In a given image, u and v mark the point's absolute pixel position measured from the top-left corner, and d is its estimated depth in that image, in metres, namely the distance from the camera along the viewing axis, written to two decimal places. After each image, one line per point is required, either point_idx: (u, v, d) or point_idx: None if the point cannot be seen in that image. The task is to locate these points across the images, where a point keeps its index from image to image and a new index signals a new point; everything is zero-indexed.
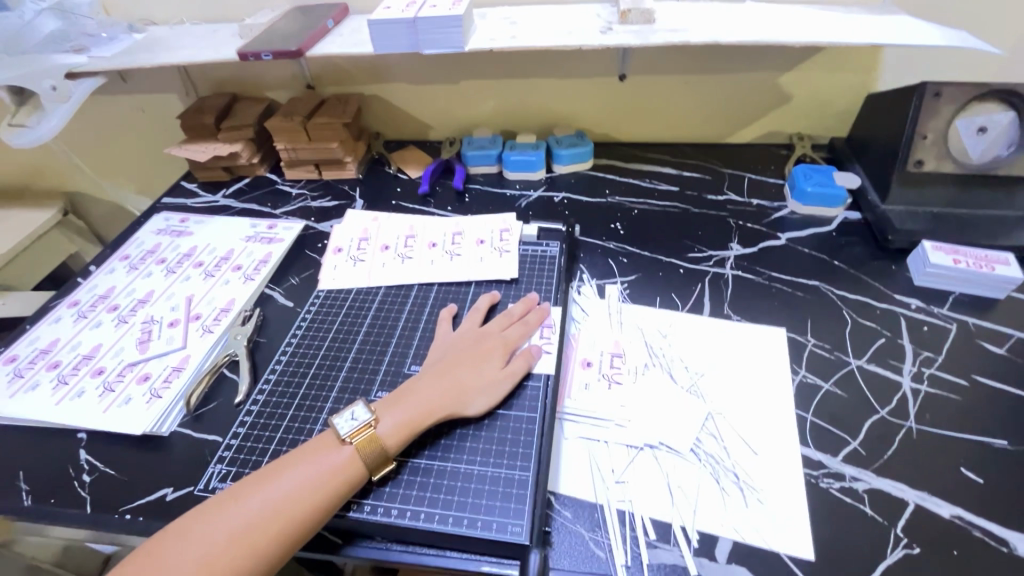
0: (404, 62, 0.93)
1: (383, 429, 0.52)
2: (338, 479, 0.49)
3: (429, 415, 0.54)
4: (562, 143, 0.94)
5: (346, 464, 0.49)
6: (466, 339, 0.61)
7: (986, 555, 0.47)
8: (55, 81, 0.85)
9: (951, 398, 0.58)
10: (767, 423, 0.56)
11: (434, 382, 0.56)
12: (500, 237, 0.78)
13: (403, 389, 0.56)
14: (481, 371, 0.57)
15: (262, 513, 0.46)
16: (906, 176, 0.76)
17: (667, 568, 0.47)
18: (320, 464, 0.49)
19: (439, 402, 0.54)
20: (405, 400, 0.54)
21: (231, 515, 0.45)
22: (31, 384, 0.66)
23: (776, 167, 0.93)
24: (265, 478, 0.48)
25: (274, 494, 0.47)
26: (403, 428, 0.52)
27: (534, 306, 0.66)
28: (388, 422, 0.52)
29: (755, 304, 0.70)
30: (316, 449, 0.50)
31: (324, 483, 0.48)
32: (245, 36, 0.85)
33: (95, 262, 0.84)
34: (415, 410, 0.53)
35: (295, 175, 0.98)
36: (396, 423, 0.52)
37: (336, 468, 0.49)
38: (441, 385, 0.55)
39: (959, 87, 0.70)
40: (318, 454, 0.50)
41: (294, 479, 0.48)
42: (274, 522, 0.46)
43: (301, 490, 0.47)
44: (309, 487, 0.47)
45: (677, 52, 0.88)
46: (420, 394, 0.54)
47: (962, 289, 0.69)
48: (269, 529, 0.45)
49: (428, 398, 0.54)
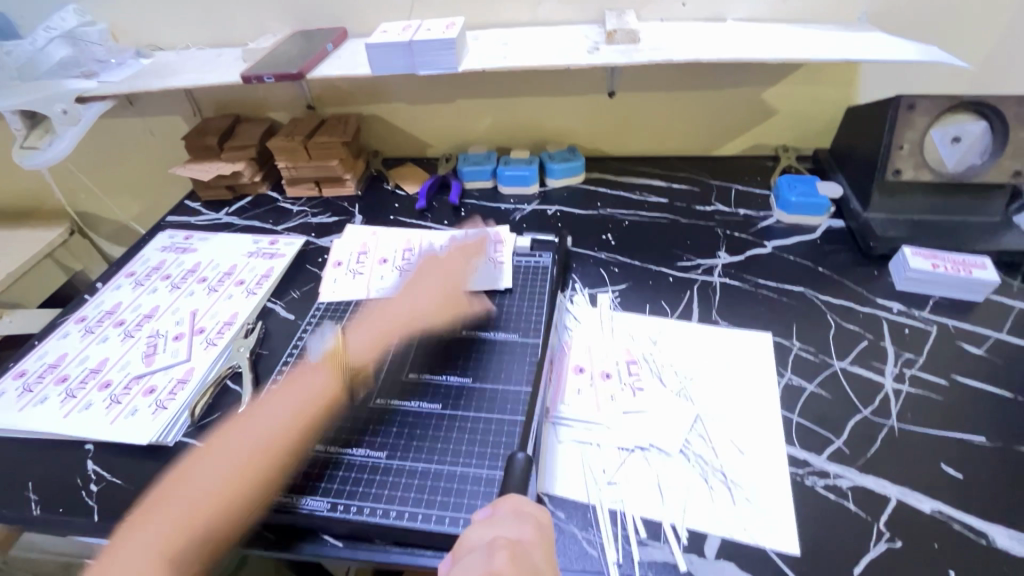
0: (402, 82, 0.97)
1: (352, 344, 0.68)
2: (318, 396, 0.61)
3: (395, 327, 0.70)
4: (555, 158, 0.97)
5: (321, 382, 0.63)
6: (423, 267, 0.79)
7: (966, 547, 0.48)
8: (66, 105, 0.88)
9: (932, 397, 0.60)
10: (754, 425, 0.58)
11: (394, 313, 0.72)
12: (494, 248, 0.81)
13: (372, 315, 0.73)
14: (440, 287, 0.75)
15: (253, 442, 0.56)
16: (884, 184, 0.78)
17: (658, 565, 0.48)
18: (298, 393, 0.61)
19: (408, 309, 0.72)
20: (367, 325, 0.71)
21: (226, 445, 0.56)
22: (39, 398, 0.67)
23: (762, 178, 0.96)
24: (244, 418, 0.59)
25: (258, 425, 0.58)
26: (369, 345, 0.68)
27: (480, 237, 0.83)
28: (361, 340, 0.69)
29: (742, 310, 0.72)
30: (293, 381, 0.63)
31: (304, 405, 0.60)
32: (248, 60, 0.88)
33: (102, 279, 0.86)
34: (378, 329, 0.70)
35: (296, 193, 1.01)
36: (364, 343, 0.68)
37: (311, 390, 0.62)
38: (399, 310, 0.72)
39: (933, 99, 0.73)
40: (295, 384, 0.62)
41: (278, 406, 0.60)
42: (266, 442, 0.56)
43: (287, 417, 0.59)
44: (293, 410, 0.60)
45: (663, 70, 0.91)
46: (383, 319, 0.71)
47: (942, 293, 0.72)
48: (263, 452, 0.56)
49: (392, 318, 0.71)
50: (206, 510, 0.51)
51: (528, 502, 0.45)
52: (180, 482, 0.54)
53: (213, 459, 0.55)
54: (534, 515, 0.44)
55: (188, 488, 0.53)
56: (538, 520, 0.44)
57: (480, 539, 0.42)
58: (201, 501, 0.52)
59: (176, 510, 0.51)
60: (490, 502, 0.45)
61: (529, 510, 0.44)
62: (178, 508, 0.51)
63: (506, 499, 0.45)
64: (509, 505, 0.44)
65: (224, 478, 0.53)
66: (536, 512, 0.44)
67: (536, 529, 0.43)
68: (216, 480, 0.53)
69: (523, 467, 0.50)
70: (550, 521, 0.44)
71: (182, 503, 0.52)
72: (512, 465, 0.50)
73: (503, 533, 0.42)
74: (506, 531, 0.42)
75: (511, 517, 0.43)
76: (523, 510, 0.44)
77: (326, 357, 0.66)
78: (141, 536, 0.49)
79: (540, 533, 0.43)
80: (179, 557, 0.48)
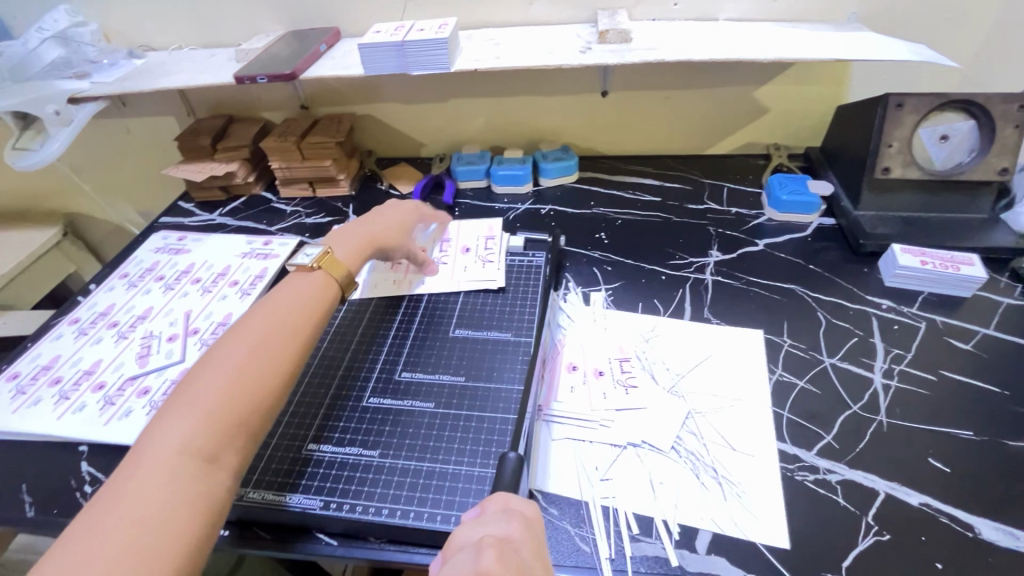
0: (395, 82, 0.97)
1: (341, 254, 0.66)
2: (324, 293, 0.61)
3: (371, 241, 0.70)
4: (549, 157, 0.98)
5: (323, 283, 0.62)
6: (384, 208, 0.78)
7: (951, 540, 0.49)
8: (58, 106, 0.88)
9: (920, 392, 0.61)
10: (744, 421, 0.59)
11: (366, 224, 0.72)
12: (486, 244, 0.82)
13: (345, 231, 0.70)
14: (402, 220, 0.75)
15: (266, 330, 0.55)
16: (874, 182, 0.79)
17: (650, 560, 0.49)
18: (304, 290, 0.60)
19: (384, 229, 0.72)
20: (350, 235, 0.69)
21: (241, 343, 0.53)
22: (33, 399, 0.67)
23: (754, 177, 0.97)
24: (253, 318, 0.56)
25: (272, 316, 0.56)
26: (357, 249, 0.68)
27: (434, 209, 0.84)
28: (343, 249, 0.67)
29: (734, 307, 0.73)
30: (291, 285, 0.61)
31: (311, 299, 0.60)
32: (241, 60, 0.88)
33: (95, 280, 0.86)
34: (360, 240, 0.69)
35: (290, 193, 1.01)
36: (350, 247, 0.67)
37: (317, 286, 0.61)
38: (367, 226, 0.71)
39: (921, 98, 0.74)
40: (295, 286, 0.61)
41: (286, 304, 0.58)
42: (282, 331, 0.55)
43: (297, 308, 0.58)
44: (303, 301, 0.59)
45: (655, 69, 0.92)
46: (359, 229, 0.70)
47: (931, 289, 0.73)
48: (280, 337, 0.55)
49: (366, 230, 0.70)
50: (242, 401, 0.49)
51: (516, 499, 0.46)
52: (203, 369, 0.51)
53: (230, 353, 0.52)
54: (522, 511, 0.45)
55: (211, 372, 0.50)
56: (526, 515, 0.44)
57: (469, 537, 0.42)
58: (231, 382, 0.49)
59: (208, 396, 0.48)
60: (479, 503, 0.46)
61: (517, 507, 0.45)
62: (209, 390, 0.48)
63: (495, 497, 0.46)
64: (498, 504, 0.45)
65: (250, 353, 0.52)
66: (524, 508, 0.45)
67: (524, 524, 0.43)
68: (244, 365, 0.51)
69: (515, 466, 0.50)
70: (538, 516, 0.45)
71: (213, 387, 0.49)
72: (502, 465, 0.51)
73: (492, 530, 0.42)
74: (494, 527, 0.43)
75: (499, 515, 0.44)
76: (511, 507, 0.45)
77: (318, 258, 0.64)
78: (180, 413, 0.46)
79: (528, 528, 0.43)
80: (227, 452, 0.47)
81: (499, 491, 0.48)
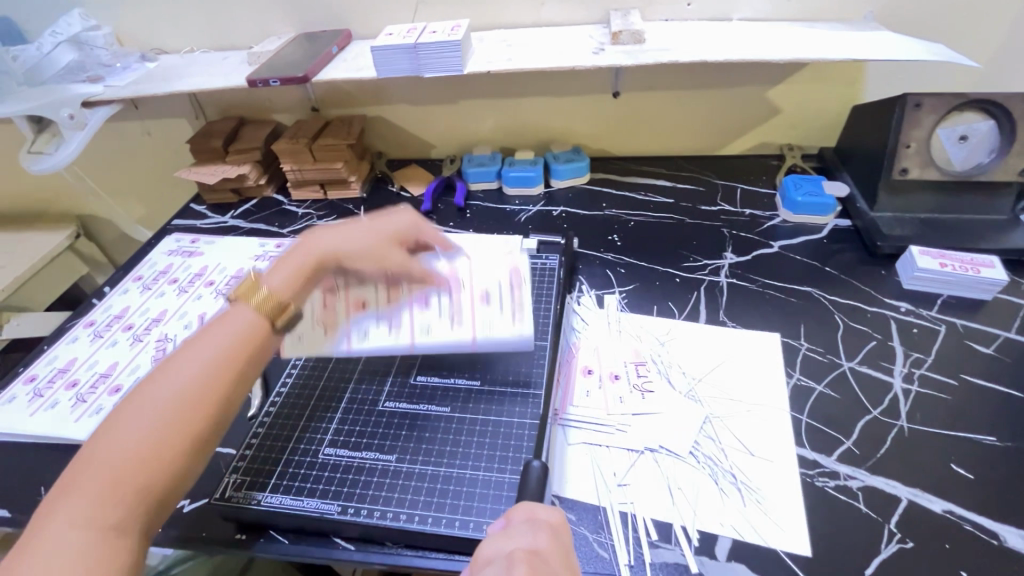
0: (406, 84, 0.97)
1: (273, 281, 0.57)
2: (252, 337, 0.52)
3: (313, 262, 0.60)
4: (560, 158, 0.97)
5: (251, 324, 0.53)
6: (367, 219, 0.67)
7: (977, 548, 0.48)
8: (72, 110, 0.88)
9: (941, 397, 0.60)
10: (763, 426, 0.58)
11: (316, 239, 0.62)
12: (511, 292, 0.63)
13: (295, 252, 0.61)
14: (366, 235, 0.63)
15: (175, 389, 0.46)
16: (891, 183, 0.78)
17: (670, 566, 0.49)
18: (229, 332, 0.51)
19: (333, 250, 0.61)
20: (290, 257, 0.60)
21: (145, 404, 0.45)
22: (50, 402, 0.68)
23: (768, 178, 0.96)
24: (165, 368, 0.48)
25: (186, 369, 0.48)
26: (291, 275, 0.58)
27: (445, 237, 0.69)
28: (282, 276, 0.58)
29: (749, 310, 0.72)
30: (217, 324, 0.52)
31: (234, 344, 0.51)
32: (254, 63, 0.89)
33: (109, 283, 0.87)
34: (301, 266, 0.59)
35: (301, 195, 1.01)
36: (285, 274, 0.58)
37: (244, 328, 0.52)
38: (317, 243, 0.61)
39: (940, 98, 0.73)
40: (221, 325, 0.52)
41: (205, 349, 0.50)
42: (194, 390, 0.47)
43: (216, 358, 0.49)
44: (224, 348, 0.50)
45: (667, 70, 0.91)
46: (303, 249, 0.61)
47: (950, 291, 0.72)
48: (191, 399, 0.46)
49: (309, 248, 0.60)
50: (153, 460, 0.43)
51: (542, 509, 0.45)
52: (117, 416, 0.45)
53: (131, 418, 0.44)
54: (548, 521, 0.44)
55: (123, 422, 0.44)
56: (553, 525, 0.44)
57: (497, 552, 0.42)
58: (126, 463, 0.42)
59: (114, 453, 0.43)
60: (504, 514, 0.46)
61: (543, 517, 0.44)
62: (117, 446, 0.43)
63: (520, 508, 0.45)
64: (523, 514, 0.45)
65: (153, 424, 0.44)
66: (550, 517, 0.44)
67: (551, 535, 0.43)
68: (145, 442, 0.43)
69: (539, 475, 0.50)
70: (565, 523, 0.44)
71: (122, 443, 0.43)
72: (528, 473, 0.51)
73: (520, 544, 0.42)
74: (521, 541, 0.42)
75: (526, 527, 0.43)
76: (537, 517, 0.44)
77: (245, 288, 0.56)
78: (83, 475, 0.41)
79: (555, 538, 0.43)
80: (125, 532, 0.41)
81: (525, 499, 0.49)
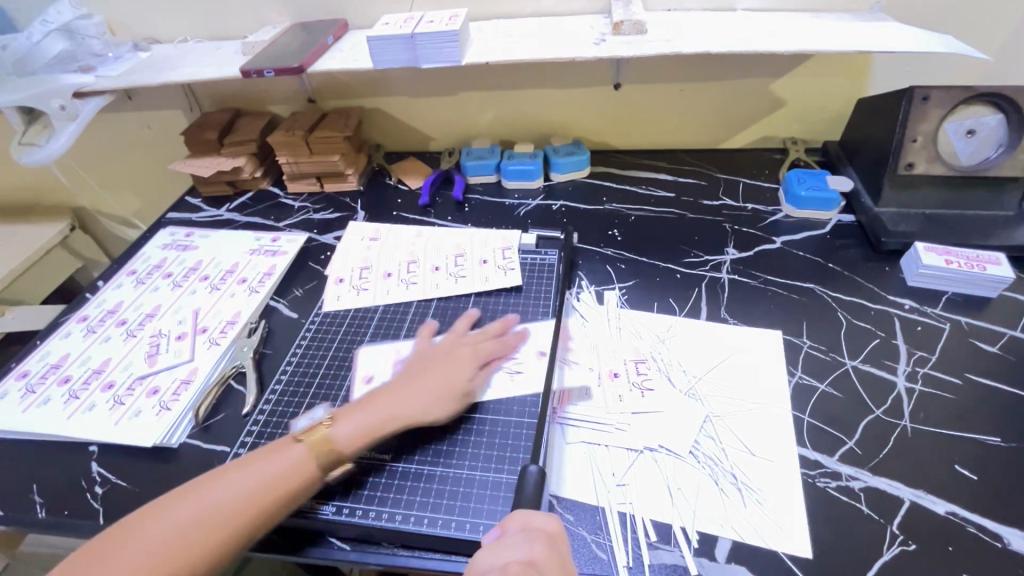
0: (404, 75, 0.95)
1: (341, 432, 0.53)
2: (301, 476, 0.51)
3: (388, 421, 0.55)
4: (560, 151, 0.96)
5: (308, 460, 0.52)
6: (442, 348, 0.62)
7: (979, 550, 0.48)
8: (64, 100, 0.87)
9: (945, 397, 0.59)
10: (764, 425, 0.58)
11: (396, 390, 0.57)
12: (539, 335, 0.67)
13: (366, 397, 0.57)
14: (447, 379, 0.58)
15: (216, 504, 0.48)
16: (896, 178, 0.77)
17: (668, 568, 0.48)
18: (285, 460, 0.51)
19: (409, 401, 0.56)
20: (367, 408, 0.56)
21: (188, 508, 0.48)
22: (42, 399, 0.67)
23: (771, 172, 0.94)
24: (219, 476, 0.50)
25: (233, 487, 0.49)
26: (361, 435, 0.54)
27: (510, 328, 0.66)
28: (349, 427, 0.54)
29: (751, 306, 0.71)
30: (281, 447, 0.53)
31: (281, 478, 0.50)
32: (248, 52, 0.87)
33: (103, 277, 0.85)
34: (373, 417, 0.55)
35: (298, 188, 0.99)
36: (356, 426, 0.54)
37: (296, 465, 0.51)
38: (396, 394, 0.57)
39: (948, 91, 0.72)
40: (283, 452, 0.52)
41: (255, 472, 0.50)
42: (230, 514, 0.48)
43: (258, 485, 0.49)
44: (269, 481, 0.50)
45: (669, 61, 0.89)
46: (380, 401, 0.56)
47: (955, 289, 0.70)
48: (222, 518, 0.47)
49: (387, 405, 0.56)
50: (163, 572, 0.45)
51: (537, 517, 0.45)
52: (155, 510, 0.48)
53: (171, 518, 0.47)
54: (543, 529, 0.44)
55: (155, 523, 0.47)
56: (548, 532, 0.44)
57: (491, 563, 0.42)
58: (145, 562, 0.45)
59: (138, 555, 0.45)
60: (499, 522, 0.46)
61: (538, 524, 0.44)
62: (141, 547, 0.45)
63: (515, 516, 0.45)
64: (518, 523, 0.45)
65: (184, 529, 0.46)
66: (545, 525, 0.45)
67: (546, 544, 0.43)
68: (170, 543, 0.46)
69: (536, 480, 0.48)
70: (560, 531, 0.45)
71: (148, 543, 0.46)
72: (524, 478, 0.49)
73: (515, 555, 0.42)
74: (516, 552, 0.43)
75: (521, 537, 0.43)
76: (532, 525, 0.44)
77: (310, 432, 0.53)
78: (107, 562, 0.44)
79: (551, 547, 0.43)
80: None
81: (520, 508, 0.46)
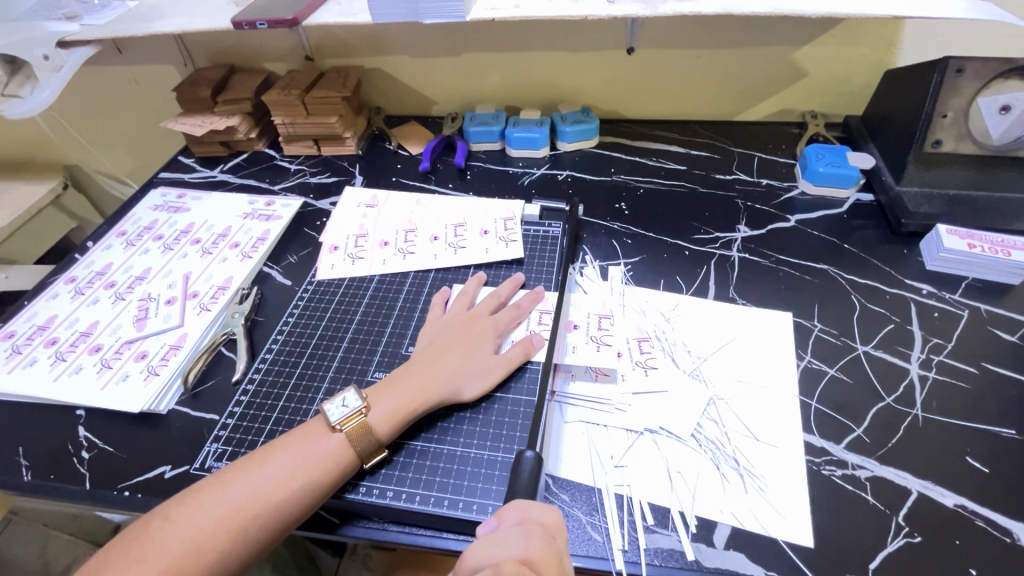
0: (405, 33, 0.90)
1: (375, 418, 0.51)
2: (332, 467, 0.49)
3: (422, 401, 0.53)
4: (568, 119, 0.91)
5: (337, 450, 0.50)
6: (455, 320, 0.61)
7: (987, 546, 0.46)
8: (47, 50, 0.82)
9: (959, 386, 0.57)
10: (772, 413, 0.55)
11: (423, 368, 0.55)
12: (541, 318, 0.63)
13: (392, 376, 0.55)
14: (471, 356, 0.57)
15: (246, 498, 0.46)
16: (922, 156, 0.73)
17: (664, 552, 0.47)
18: (312, 451, 0.49)
19: (436, 378, 0.55)
20: (394, 388, 0.54)
21: (218, 503, 0.46)
22: (28, 360, 0.65)
23: (788, 146, 0.90)
24: (247, 469, 0.48)
25: (262, 481, 0.47)
26: (396, 415, 0.52)
27: (519, 287, 0.66)
28: (382, 410, 0.52)
29: (760, 287, 0.68)
30: (305, 435, 0.51)
31: (310, 470, 0.48)
32: (240, 4, 0.82)
33: (92, 238, 0.83)
34: (402, 398, 0.53)
35: (294, 151, 0.96)
36: (389, 408, 0.52)
37: (328, 456, 0.49)
38: (427, 374, 0.55)
39: (985, 63, 0.67)
40: (309, 440, 0.50)
41: (284, 464, 0.48)
42: (264, 506, 0.46)
43: (291, 477, 0.48)
44: (298, 472, 0.48)
45: (688, 24, 0.84)
46: (408, 381, 0.54)
47: (975, 274, 0.67)
48: (254, 513, 0.46)
49: (419, 384, 0.54)
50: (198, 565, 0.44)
51: (535, 508, 0.43)
52: (188, 501, 0.46)
53: (200, 515, 0.45)
54: (541, 523, 0.42)
55: (190, 514, 0.45)
56: (545, 527, 0.42)
57: (484, 559, 0.40)
58: (181, 561, 0.43)
59: (170, 548, 0.44)
60: (496, 513, 0.44)
61: (536, 517, 0.43)
62: (175, 542, 0.44)
63: (513, 507, 0.43)
64: (516, 514, 0.43)
65: (212, 530, 0.45)
66: (544, 518, 0.43)
67: (543, 539, 0.41)
68: (203, 541, 0.44)
69: (531, 468, 0.47)
70: (559, 523, 0.43)
71: (180, 537, 0.44)
72: (519, 465, 0.47)
73: (508, 552, 0.40)
74: (511, 547, 0.40)
75: (518, 531, 0.41)
76: (530, 517, 0.43)
77: (346, 419, 0.51)
78: (144, 557, 0.43)
79: (547, 540, 0.41)
80: None
81: (515, 498, 0.45)
